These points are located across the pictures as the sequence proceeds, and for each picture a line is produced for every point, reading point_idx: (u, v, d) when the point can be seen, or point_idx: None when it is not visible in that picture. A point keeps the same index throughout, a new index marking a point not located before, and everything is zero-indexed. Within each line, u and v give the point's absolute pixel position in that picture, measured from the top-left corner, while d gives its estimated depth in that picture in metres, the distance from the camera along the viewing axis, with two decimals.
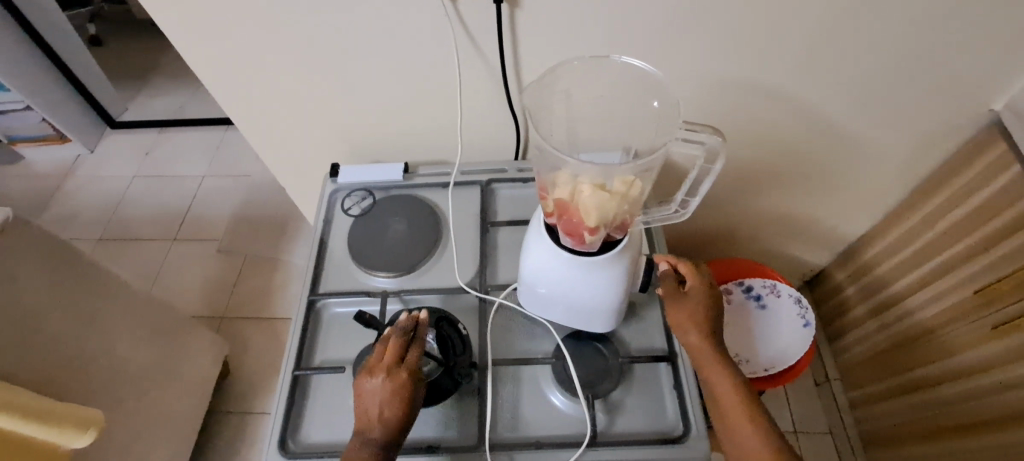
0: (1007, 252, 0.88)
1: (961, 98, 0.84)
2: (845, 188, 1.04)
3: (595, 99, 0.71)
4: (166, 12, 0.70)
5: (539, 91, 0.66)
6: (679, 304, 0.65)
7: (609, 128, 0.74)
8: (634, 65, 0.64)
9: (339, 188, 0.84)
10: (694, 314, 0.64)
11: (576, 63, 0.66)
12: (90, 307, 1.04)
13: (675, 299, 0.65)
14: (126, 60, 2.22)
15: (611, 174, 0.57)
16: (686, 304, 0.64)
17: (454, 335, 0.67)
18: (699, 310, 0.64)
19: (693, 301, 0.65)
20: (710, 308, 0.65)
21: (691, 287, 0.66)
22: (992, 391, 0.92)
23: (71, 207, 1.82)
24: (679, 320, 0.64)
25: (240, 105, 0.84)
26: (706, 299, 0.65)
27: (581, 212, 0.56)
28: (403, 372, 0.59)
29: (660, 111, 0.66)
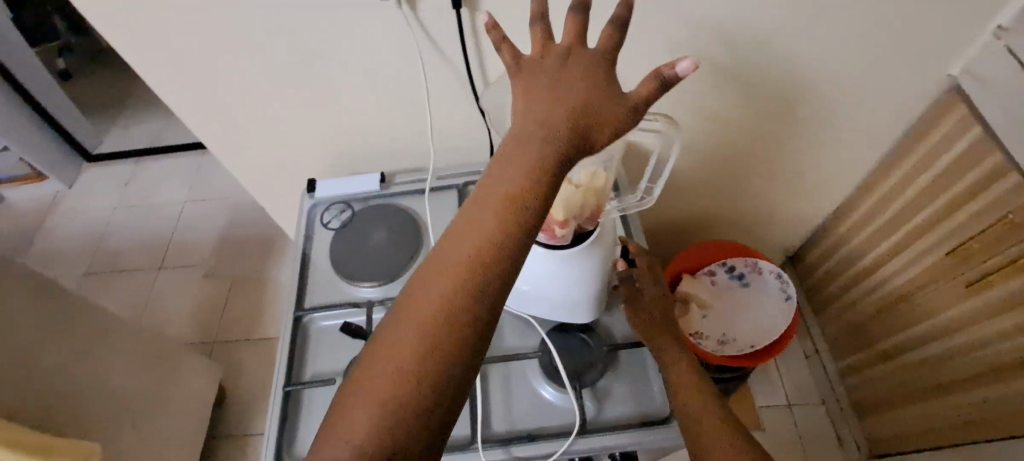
0: (975, 212, 0.91)
1: (918, 64, 0.86)
2: (816, 163, 1.06)
3: None
4: (128, 38, 0.71)
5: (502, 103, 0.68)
6: (635, 303, 0.67)
7: None
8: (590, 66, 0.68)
9: (318, 203, 0.85)
10: (650, 312, 0.66)
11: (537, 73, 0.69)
12: (79, 341, 1.03)
13: (632, 298, 0.68)
14: (98, 92, 2.20)
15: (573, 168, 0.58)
16: (641, 304, 0.67)
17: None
18: (654, 308, 0.67)
19: (648, 301, 0.67)
20: (664, 307, 0.68)
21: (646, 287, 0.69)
22: (974, 348, 0.95)
23: (54, 243, 1.80)
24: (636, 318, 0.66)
25: (211, 127, 0.84)
26: (660, 298, 0.68)
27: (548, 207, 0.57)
28: (588, 91, 0.48)
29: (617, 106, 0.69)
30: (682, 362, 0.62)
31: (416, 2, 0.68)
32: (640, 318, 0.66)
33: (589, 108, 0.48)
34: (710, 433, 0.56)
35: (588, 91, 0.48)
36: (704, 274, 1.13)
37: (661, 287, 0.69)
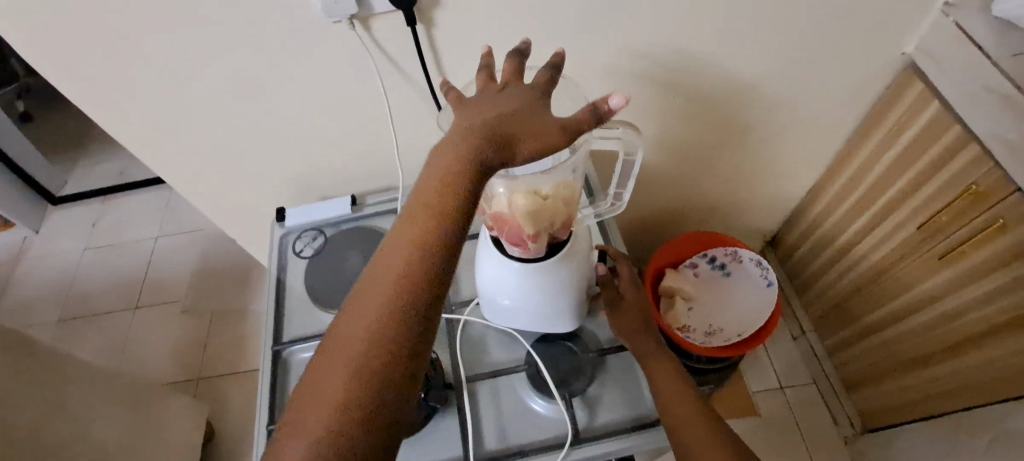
0: (941, 185, 0.93)
1: (873, 45, 0.88)
2: (785, 149, 1.08)
3: None
4: (74, 79, 0.68)
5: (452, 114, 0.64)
6: (616, 310, 0.66)
7: None
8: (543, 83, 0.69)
9: (288, 231, 0.83)
10: (631, 319, 0.66)
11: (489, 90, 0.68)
12: (53, 393, 1.00)
13: (613, 305, 0.67)
14: (57, 132, 2.14)
15: (542, 181, 0.57)
16: (622, 311, 0.66)
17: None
18: (635, 315, 0.66)
19: (628, 308, 0.67)
20: (645, 313, 0.67)
21: (626, 294, 0.68)
22: (952, 318, 0.97)
23: (23, 292, 1.73)
24: (618, 325, 0.66)
25: (173, 163, 0.82)
26: (640, 305, 0.67)
27: (517, 221, 0.56)
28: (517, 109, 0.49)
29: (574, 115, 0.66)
30: (669, 367, 0.63)
31: (370, 21, 0.67)
32: (621, 325, 0.65)
33: (512, 120, 0.48)
34: (701, 441, 0.56)
35: (519, 106, 0.50)
36: (686, 267, 1.13)
37: (639, 293, 0.69)
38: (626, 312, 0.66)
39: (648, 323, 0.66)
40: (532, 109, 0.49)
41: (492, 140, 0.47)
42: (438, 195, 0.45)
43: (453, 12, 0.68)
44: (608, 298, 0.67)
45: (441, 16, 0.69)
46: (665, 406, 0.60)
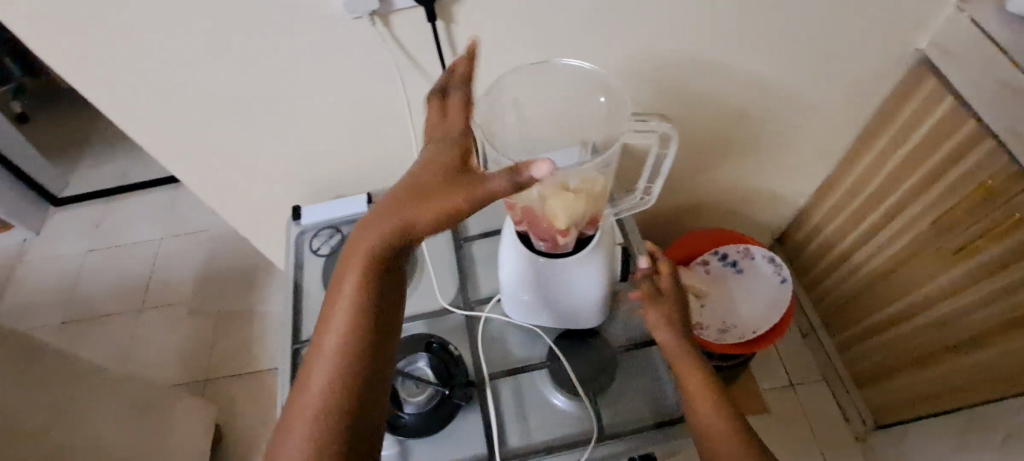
0: (954, 181, 0.93)
1: (887, 40, 0.88)
2: (796, 145, 1.08)
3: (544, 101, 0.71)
4: (89, 76, 0.68)
5: (487, 107, 0.67)
6: (654, 304, 0.64)
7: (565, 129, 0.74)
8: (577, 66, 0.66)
9: (304, 230, 0.83)
10: (668, 314, 0.63)
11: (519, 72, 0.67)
12: (62, 395, 0.99)
13: (651, 298, 0.65)
14: (57, 133, 2.12)
15: (572, 174, 0.56)
16: (660, 305, 0.64)
17: (446, 358, 0.67)
18: (673, 311, 0.64)
19: (666, 303, 0.64)
20: (682, 310, 0.64)
21: (666, 289, 0.66)
22: (964, 314, 0.97)
23: (25, 294, 1.72)
24: (653, 317, 0.64)
25: (187, 162, 0.82)
26: (678, 301, 0.65)
27: (549, 216, 0.56)
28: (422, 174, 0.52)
29: (608, 106, 0.68)
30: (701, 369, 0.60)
31: (390, 18, 0.66)
32: (657, 319, 0.63)
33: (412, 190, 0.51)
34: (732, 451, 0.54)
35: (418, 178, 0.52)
36: (698, 264, 1.13)
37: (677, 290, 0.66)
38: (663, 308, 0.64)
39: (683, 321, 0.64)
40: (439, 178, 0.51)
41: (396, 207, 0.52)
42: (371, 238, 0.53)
43: (474, 8, 0.68)
44: (647, 290, 0.65)
45: (461, 12, 0.68)
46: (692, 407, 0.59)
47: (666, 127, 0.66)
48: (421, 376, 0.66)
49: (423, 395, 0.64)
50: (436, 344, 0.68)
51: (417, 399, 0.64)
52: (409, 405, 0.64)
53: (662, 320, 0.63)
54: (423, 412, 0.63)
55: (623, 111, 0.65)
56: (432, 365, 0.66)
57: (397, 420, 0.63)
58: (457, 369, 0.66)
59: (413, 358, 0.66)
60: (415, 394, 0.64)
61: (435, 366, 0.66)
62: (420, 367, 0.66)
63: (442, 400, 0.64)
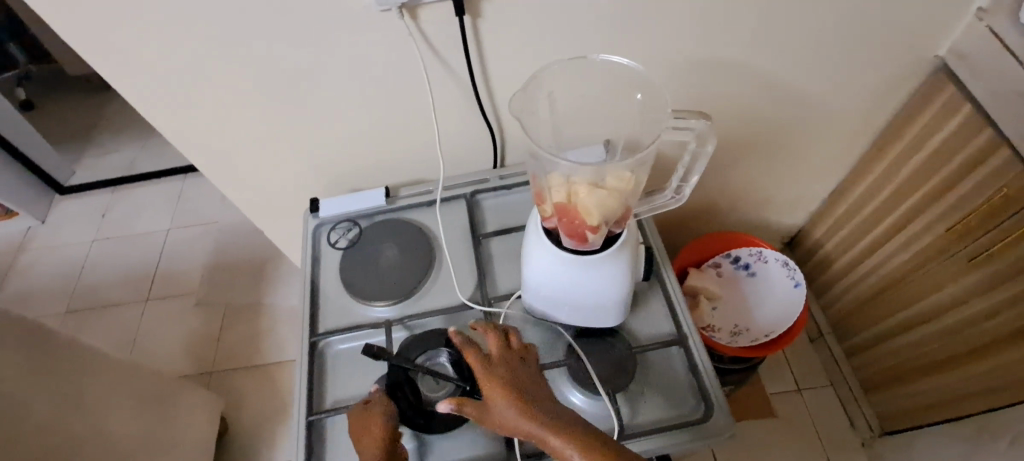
0: (971, 188, 0.93)
1: (908, 47, 0.88)
2: (811, 149, 1.08)
3: (578, 97, 0.71)
4: (112, 61, 0.67)
5: (526, 97, 0.65)
6: (491, 417, 0.53)
7: (593, 125, 0.74)
8: (616, 61, 0.64)
9: (322, 222, 0.82)
10: (509, 415, 0.52)
11: (557, 66, 0.66)
12: (72, 385, 0.99)
13: (485, 416, 0.53)
14: (64, 121, 2.12)
15: (605, 171, 0.59)
16: (496, 411, 0.53)
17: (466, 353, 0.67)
18: (508, 406, 0.52)
19: (497, 405, 0.52)
20: (517, 390, 0.53)
21: (486, 389, 0.54)
22: (975, 321, 0.97)
23: (29, 282, 1.72)
24: (506, 427, 0.52)
25: (207, 151, 0.81)
26: (505, 384, 0.53)
27: (581, 212, 0.57)
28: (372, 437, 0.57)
29: (644, 104, 0.68)
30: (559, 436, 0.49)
31: (418, 11, 0.66)
32: (509, 426, 0.52)
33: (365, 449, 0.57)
34: None
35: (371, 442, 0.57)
36: (709, 267, 1.13)
37: (498, 372, 0.55)
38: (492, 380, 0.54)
39: (530, 396, 0.53)
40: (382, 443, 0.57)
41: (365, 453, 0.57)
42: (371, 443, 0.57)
43: (501, 3, 0.68)
44: (475, 409, 0.54)
45: (488, 7, 0.68)
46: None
47: (705, 125, 0.62)
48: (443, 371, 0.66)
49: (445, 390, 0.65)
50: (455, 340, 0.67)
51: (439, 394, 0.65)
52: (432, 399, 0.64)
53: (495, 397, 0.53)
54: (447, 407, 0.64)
55: (660, 109, 0.64)
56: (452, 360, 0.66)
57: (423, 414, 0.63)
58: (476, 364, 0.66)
59: (433, 354, 0.67)
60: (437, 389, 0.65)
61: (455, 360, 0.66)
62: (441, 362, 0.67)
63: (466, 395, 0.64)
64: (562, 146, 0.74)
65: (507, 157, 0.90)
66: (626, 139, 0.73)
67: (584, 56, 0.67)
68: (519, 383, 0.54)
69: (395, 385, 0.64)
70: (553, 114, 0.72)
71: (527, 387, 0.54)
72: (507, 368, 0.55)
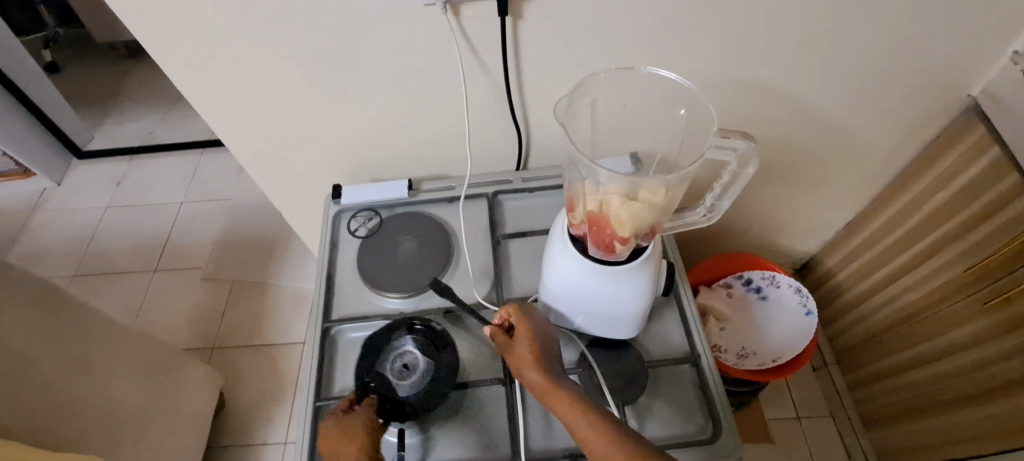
0: (992, 230, 0.92)
1: (941, 85, 0.87)
2: (834, 178, 1.07)
3: (619, 108, 0.71)
4: (153, 32, 0.67)
5: (570, 105, 0.65)
6: (509, 353, 0.59)
7: (629, 136, 0.74)
8: (667, 76, 0.64)
9: (343, 210, 0.83)
10: (523, 355, 0.57)
11: (604, 75, 0.66)
12: (79, 349, 0.99)
13: (507, 351, 0.59)
14: (87, 85, 2.13)
15: (641, 183, 0.58)
16: (515, 348, 0.58)
17: (430, 332, 0.67)
18: (526, 346, 0.58)
19: (518, 343, 0.58)
20: (539, 340, 0.58)
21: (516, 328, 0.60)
22: (985, 364, 0.96)
23: (40, 243, 1.73)
24: (516, 369, 0.58)
25: (235, 127, 0.82)
26: (532, 332, 0.59)
27: (613, 223, 0.57)
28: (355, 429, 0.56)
29: (688, 119, 0.68)
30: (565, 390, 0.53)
31: (461, 8, 0.66)
32: (518, 365, 0.57)
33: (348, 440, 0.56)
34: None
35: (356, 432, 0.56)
36: (721, 287, 1.13)
37: (533, 324, 0.60)
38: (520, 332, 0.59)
39: (546, 353, 0.58)
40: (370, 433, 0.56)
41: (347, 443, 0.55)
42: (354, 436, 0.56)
43: (542, 7, 0.68)
44: (505, 344, 0.60)
45: (531, 8, 0.68)
46: (579, 438, 0.50)
47: (748, 147, 0.60)
48: (411, 360, 0.64)
49: (418, 378, 0.63)
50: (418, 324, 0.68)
51: (413, 381, 0.63)
52: (404, 389, 0.62)
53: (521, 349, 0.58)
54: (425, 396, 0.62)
55: (706, 129, 0.63)
56: (418, 345, 0.65)
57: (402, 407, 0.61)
58: (443, 353, 0.65)
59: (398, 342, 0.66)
60: (409, 377, 0.63)
61: (422, 344, 0.66)
62: (408, 351, 0.65)
63: (441, 382, 0.63)
64: (598, 154, 0.75)
65: (531, 160, 0.90)
66: (664, 156, 0.74)
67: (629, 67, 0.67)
68: (545, 341, 0.59)
69: (362, 383, 0.63)
70: (593, 123, 0.72)
71: (548, 346, 0.59)
72: (543, 324, 0.61)
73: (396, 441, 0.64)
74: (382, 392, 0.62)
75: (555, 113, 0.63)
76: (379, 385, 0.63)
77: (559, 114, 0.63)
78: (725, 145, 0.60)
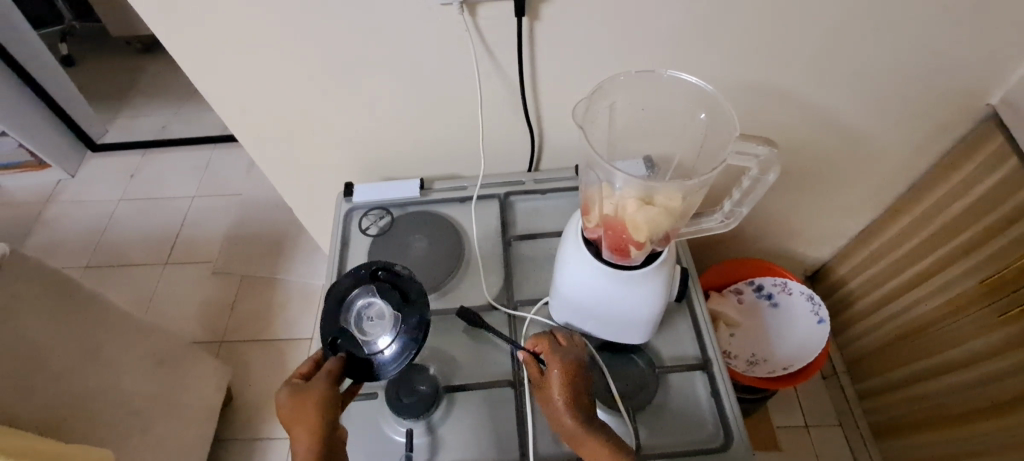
0: (1010, 241, 0.90)
1: (962, 92, 0.86)
2: (848, 185, 1.06)
3: (636, 111, 0.70)
4: (170, 27, 0.68)
5: (589, 107, 0.64)
6: (544, 395, 0.57)
7: (646, 139, 0.74)
8: (689, 80, 0.63)
9: (355, 207, 0.82)
10: (556, 403, 0.56)
11: (623, 77, 0.65)
12: (91, 340, 1.00)
13: (542, 392, 0.58)
14: (103, 78, 2.16)
15: (658, 188, 0.57)
16: (548, 392, 0.57)
17: (394, 279, 0.64)
18: (558, 394, 0.56)
19: (551, 390, 0.56)
20: (572, 385, 0.56)
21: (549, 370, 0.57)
22: (1000, 378, 0.94)
23: (55, 233, 1.75)
24: (550, 413, 0.57)
25: (249, 124, 0.82)
26: (565, 376, 0.56)
27: (629, 227, 0.57)
28: (309, 397, 0.55)
29: (707, 124, 0.67)
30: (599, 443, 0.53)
31: (477, 8, 0.66)
32: (553, 411, 0.56)
33: (302, 407, 0.54)
34: None
35: (311, 398, 0.55)
36: (731, 292, 1.12)
37: (566, 363, 0.57)
38: (553, 377, 0.57)
39: (580, 398, 0.56)
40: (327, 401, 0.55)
41: (302, 409, 0.55)
42: (307, 404, 0.55)
43: (559, 8, 0.67)
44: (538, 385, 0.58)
45: (547, 9, 0.67)
46: None
47: (768, 153, 0.60)
48: (376, 311, 0.62)
49: (384, 333, 0.60)
50: (381, 273, 0.64)
51: (380, 336, 0.60)
52: (370, 344, 0.60)
53: (554, 399, 0.56)
54: (393, 354, 0.60)
55: (726, 134, 0.63)
56: (384, 296, 0.62)
57: (369, 365, 0.59)
58: (408, 305, 0.62)
59: (362, 294, 0.63)
60: (376, 332, 0.61)
61: (389, 296, 0.62)
62: (375, 304, 0.62)
63: (407, 337, 0.59)
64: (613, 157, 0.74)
65: (543, 161, 0.89)
66: (680, 160, 0.73)
67: (649, 70, 0.66)
68: (580, 383, 0.57)
69: (327, 342, 0.61)
70: (609, 126, 0.71)
71: (581, 388, 0.57)
72: (576, 360, 0.58)
73: (403, 441, 0.64)
74: (349, 350, 0.60)
75: (575, 115, 0.62)
76: (346, 341, 0.61)
77: (579, 116, 0.62)
78: (744, 151, 0.60)
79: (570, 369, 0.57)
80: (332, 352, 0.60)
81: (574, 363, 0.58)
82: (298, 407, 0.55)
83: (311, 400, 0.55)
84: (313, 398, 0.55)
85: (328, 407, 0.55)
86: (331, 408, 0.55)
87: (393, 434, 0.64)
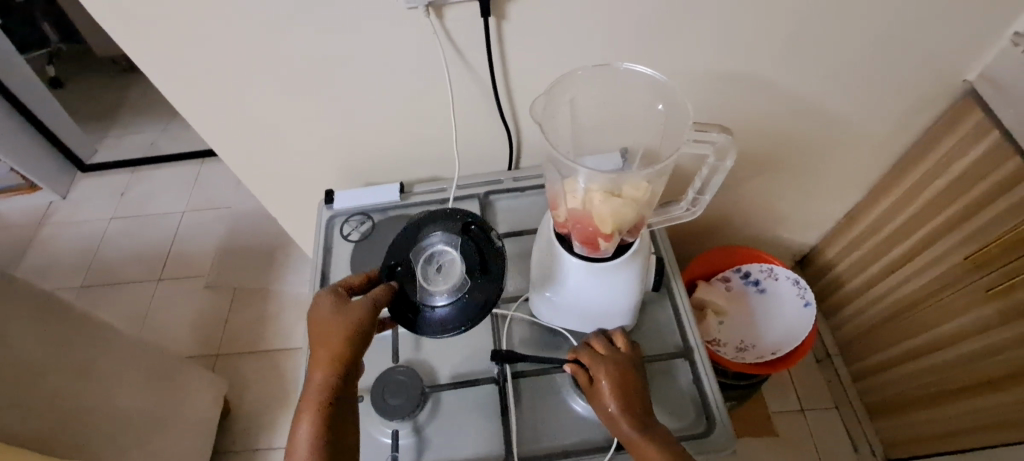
0: (994, 215, 0.90)
1: (937, 69, 0.86)
2: (829, 169, 1.07)
3: (599, 105, 0.71)
4: (141, 43, 0.68)
5: (548, 103, 0.65)
6: (596, 406, 0.58)
7: (612, 131, 0.75)
8: (641, 71, 0.64)
9: (336, 214, 0.83)
10: (610, 412, 0.57)
11: (581, 72, 0.66)
12: (85, 358, 1.01)
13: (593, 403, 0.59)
14: (89, 99, 2.16)
15: (622, 181, 0.58)
16: (600, 403, 0.58)
17: (480, 241, 0.64)
18: (612, 403, 0.57)
19: (604, 401, 0.57)
20: (621, 390, 0.57)
21: (598, 381, 0.59)
22: (991, 352, 0.94)
23: (48, 255, 1.75)
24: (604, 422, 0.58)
25: (227, 136, 0.82)
26: (614, 383, 0.57)
27: (596, 220, 0.57)
28: (346, 313, 0.57)
29: (665, 114, 0.68)
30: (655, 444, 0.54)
31: (444, 11, 0.67)
32: (608, 419, 0.57)
33: (339, 320, 0.57)
34: None
35: (348, 315, 0.57)
36: (719, 280, 1.13)
37: (613, 370, 0.59)
38: (604, 388, 0.58)
39: (631, 400, 0.57)
40: (362, 321, 0.57)
41: (337, 322, 0.57)
42: (343, 321, 0.57)
43: (524, 7, 0.68)
44: (590, 397, 0.59)
45: (513, 8, 0.68)
46: None
47: (726, 138, 0.61)
48: (450, 266, 0.63)
49: (445, 291, 0.61)
50: (474, 229, 0.65)
51: (439, 292, 0.61)
52: (426, 292, 0.61)
53: (606, 410, 0.57)
54: (438, 317, 0.60)
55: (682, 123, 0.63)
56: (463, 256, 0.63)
57: (414, 309, 0.61)
58: (480, 276, 0.62)
59: (449, 240, 0.64)
60: (438, 286, 0.62)
61: (468, 257, 0.62)
62: (451, 258, 0.63)
63: (461, 312, 0.60)
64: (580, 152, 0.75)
65: (522, 160, 0.90)
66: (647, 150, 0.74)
67: (608, 65, 0.67)
68: (627, 388, 0.58)
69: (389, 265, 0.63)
70: (574, 121, 0.72)
71: (632, 391, 0.57)
72: (621, 364, 0.59)
73: (389, 442, 0.65)
74: (403, 282, 0.62)
75: (532, 112, 0.63)
76: (404, 273, 0.63)
77: (537, 112, 0.64)
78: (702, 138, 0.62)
79: (616, 374, 0.58)
80: (389, 277, 0.63)
81: (620, 368, 0.59)
82: (335, 318, 0.57)
83: (347, 318, 0.57)
84: (349, 316, 0.57)
85: (361, 330, 0.57)
86: (365, 330, 0.57)
87: (379, 436, 0.65)
